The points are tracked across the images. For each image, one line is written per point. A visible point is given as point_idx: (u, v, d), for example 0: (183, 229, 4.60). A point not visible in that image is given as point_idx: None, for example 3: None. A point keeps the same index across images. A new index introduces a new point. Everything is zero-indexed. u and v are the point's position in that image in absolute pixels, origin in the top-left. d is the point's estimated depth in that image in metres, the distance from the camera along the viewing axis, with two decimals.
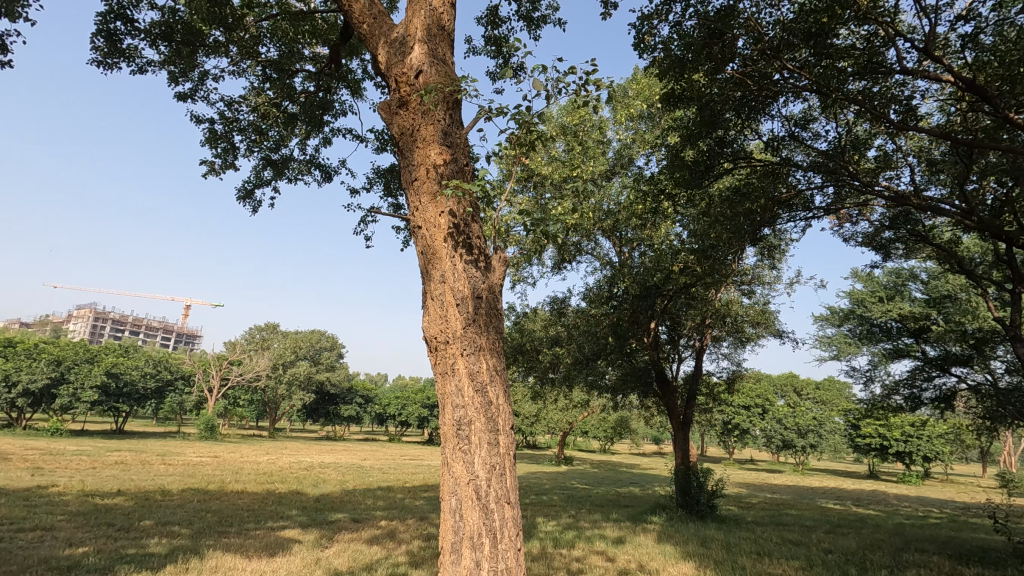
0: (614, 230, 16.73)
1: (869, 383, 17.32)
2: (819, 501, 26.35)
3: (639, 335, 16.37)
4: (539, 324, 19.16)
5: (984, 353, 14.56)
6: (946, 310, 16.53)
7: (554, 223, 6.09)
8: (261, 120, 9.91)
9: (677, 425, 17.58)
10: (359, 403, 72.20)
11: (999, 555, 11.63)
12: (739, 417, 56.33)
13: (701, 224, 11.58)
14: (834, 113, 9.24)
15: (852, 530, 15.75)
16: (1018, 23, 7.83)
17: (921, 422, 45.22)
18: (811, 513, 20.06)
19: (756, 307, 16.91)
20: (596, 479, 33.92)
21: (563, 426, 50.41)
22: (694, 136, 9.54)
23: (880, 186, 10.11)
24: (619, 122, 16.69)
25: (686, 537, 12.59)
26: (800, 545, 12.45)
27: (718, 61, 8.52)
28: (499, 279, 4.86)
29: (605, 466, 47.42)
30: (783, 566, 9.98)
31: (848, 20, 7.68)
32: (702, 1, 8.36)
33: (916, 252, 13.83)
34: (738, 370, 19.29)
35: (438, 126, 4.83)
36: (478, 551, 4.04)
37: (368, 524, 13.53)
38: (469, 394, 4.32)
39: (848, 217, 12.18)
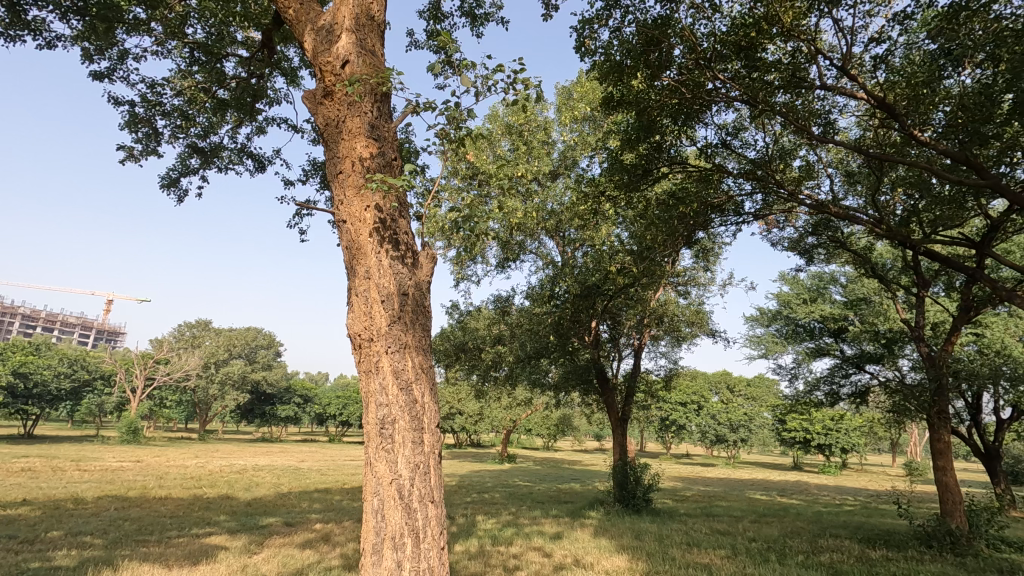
0: (557, 231, 16.93)
1: (793, 380, 18.39)
2: (747, 492, 27.75)
3: (581, 334, 16.92)
4: (482, 323, 19.09)
5: (894, 352, 15.84)
6: (862, 311, 17.78)
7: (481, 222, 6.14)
8: (187, 105, 9.41)
9: (616, 421, 18.11)
10: (297, 403, 69.76)
11: (902, 537, 12.64)
12: (676, 413, 58.23)
13: (639, 226, 11.94)
14: (761, 123, 9.71)
15: (775, 519, 16.69)
16: (925, 48, 8.48)
17: (840, 417, 48.51)
18: (739, 504, 21.06)
19: (691, 308, 17.64)
20: (539, 476, 34.27)
21: (507, 424, 50.60)
22: (633, 141, 9.81)
23: (804, 195, 10.69)
24: (564, 123, 16.96)
25: (621, 531, 12.96)
26: (727, 535, 13.07)
27: (654, 68, 8.78)
28: (427, 276, 4.83)
29: (547, 463, 48.09)
30: (710, 555, 10.46)
31: (775, 36, 8.11)
32: (640, 9, 8.52)
33: (836, 257, 14.77)
34: (674, 368, 19.96)
35: (365, 119, 4.73)
36: (399, 552, 3.99)
37: (301, 528, 13.10)
38: (393, 393, 4.25)
39: (776, 223, 12.90)
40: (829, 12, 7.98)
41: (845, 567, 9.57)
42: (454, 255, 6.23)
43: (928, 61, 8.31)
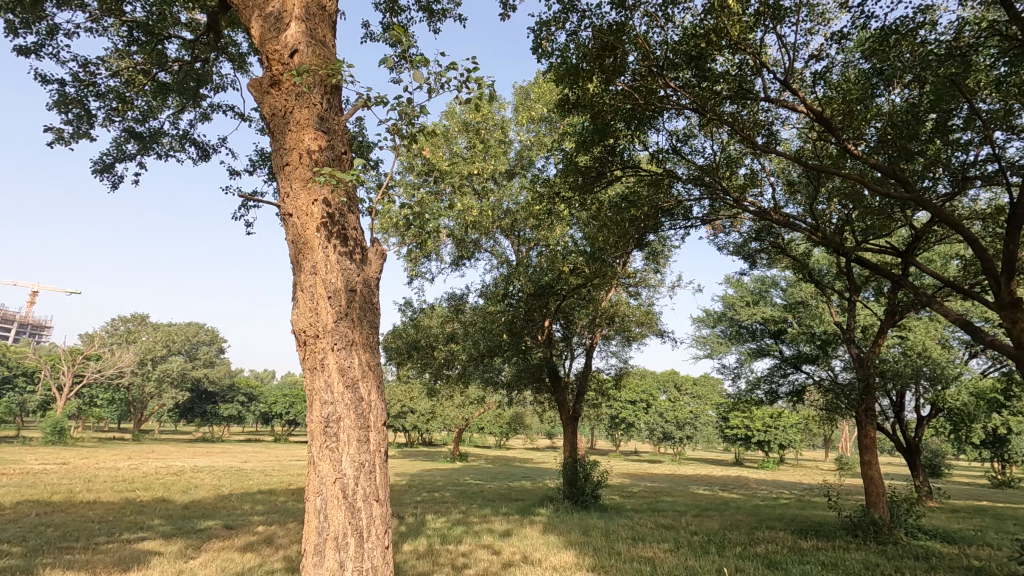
0: (512, 230, 16.99)
1: (736, 379, 19.16)
2: (691, 487, 28.70)
3: (534, 333, 17.14)
4: (435, 321, 18.90)
5: (828, 353, 16.77)
6: (800, 314, 18.73)
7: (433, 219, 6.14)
8: (124, 87, 8.91)
9: (566, 419, 18.38)
10: (241, 402, 67.18)
11: (831, 528, 13.39)
12: (626, 411, 59.49)
13: (592, 227, 12.15)
14: (710, 131, 10.06)
15: (716, 513, 17.34)
16: (859, 67, 9.00)
17: (778, 414, 50.92)
18: (683, 499, 21.76)
19: (642, 308, 18.08)
20: (490, 475, 34.31)
21: (460, 422, 50.39)
22: (587, 143, 9.98)
23: (748, 201, 11.15)
24: (521, 123, 17.05)
25: (569, 527, 13.15)
26: (670, 529, 13.49)
27: (609, 73, 8.95)
28: (376, 273, 4.79)
29: (498, 461, 48.18)
30: (653, 548, 10.77)
31: (724, 48, 8.41)
32: (597, 14, 8.65)
33: (777, 262, 15.46)
34: (624, 367, 20.40)
35: (313, 111, 4.63)
36: (342, 552, 3.94)
37: (242, 531, 12.65)
38: (339, 390, 4.17)
39: (722, 228, 13.41)
40: (773, 28, 8.36)
41: (778, 557, 10.05)
42: (406, 251, 6.21)
43: (862, 80, 8.83)
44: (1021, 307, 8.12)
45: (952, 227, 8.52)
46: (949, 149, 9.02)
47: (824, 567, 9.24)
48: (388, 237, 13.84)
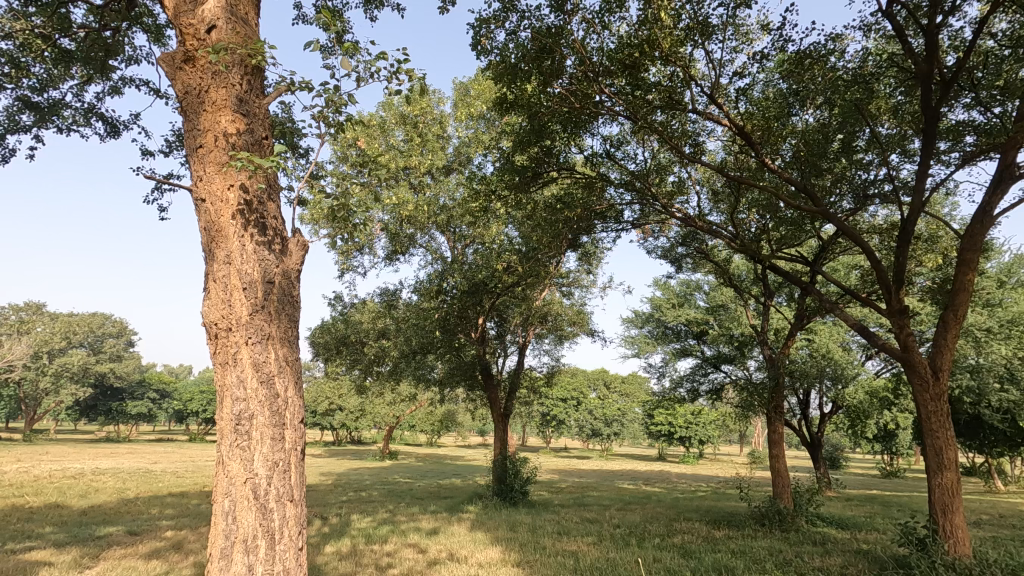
0: (448, 226, 16.85)
1: (661, 377, 20.03)
2: (616, 482, 29.74)
3: (467, 330, 17.06)
4: (366, 317, 18.41)
5: (744, 353, 18.03)
6: (721, 317, 19.81)
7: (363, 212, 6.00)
8: (19, 52, 8.07)
9: (498, 416, 18.53)
10: (151, 399, 62.68)
11: (741, 517, 14.27)
12: (557, 408, 60.53)
13: (527, 226, 12.26)
14: (641, 138, 10.41)
15: (638, 506, 18.01)
16: (777, 86, 9.60)
17: (698, 411, 53.72)
18: (609, 494, 22.46)
19: (574, 308, 18.51)
20: (419, 473, 33.91)
21: (390, 420, 49.42)
22: (524, 143, 10.05)
23: (675, 208, 11.64)
24: (460, 119, 16.95)
25: (497, 523, 13.24)
26: (594, 523, 13.89)
27: (547, 75, 9.07)
28: (296, 264, 4.63)
29: (429, 459, 47.73)
30: (578, 542, 11.06)
31: (656, 59, 8.72)
32: (536, 15, 8.70)
33: (701, 267, 16.24)
34: (556, 365, 20.78)
35: (232, 91, 4.40)
36: (251, 555, 3.80)
37: (148, 537, 11.80)
38: (252, 386, 3.99)
39: (652, 232, 13.94)
40: (702, 43, 8.76)
41: (693, 547, 10.59)
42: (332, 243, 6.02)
43: (779, 99, 9.45)
44: (907, 314, 9.01)
45: (852, 240, 9.27)
46: (853, 168, 9.83)
47: (734, 554, 9.84)
48: (318, 227, 13.35)
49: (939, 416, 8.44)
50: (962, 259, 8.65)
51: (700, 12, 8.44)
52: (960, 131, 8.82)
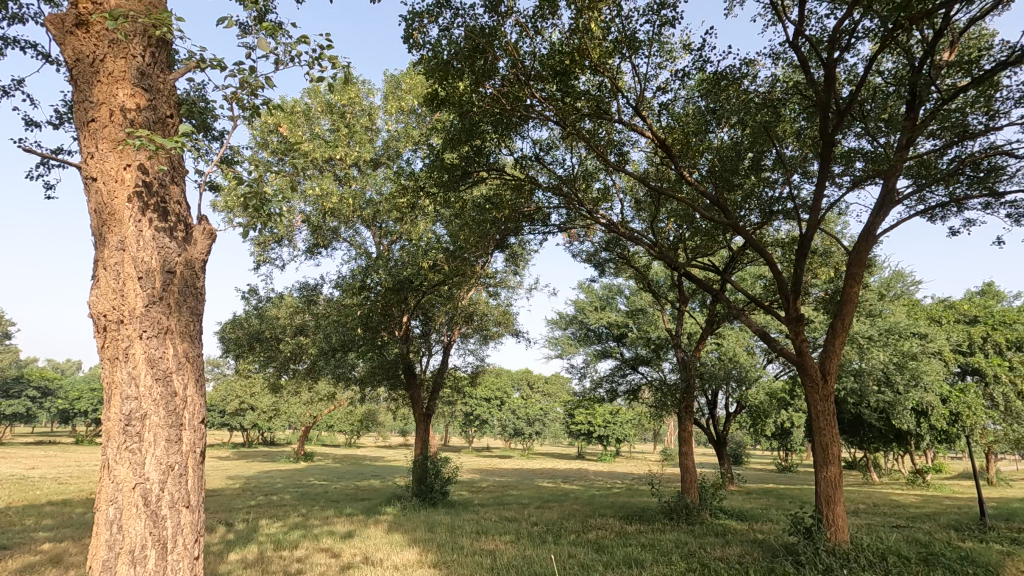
0: (374, 221, 16.44)
1: (582, 378, 20.62)
2: (536, 480, 30.28)
3: (391, 327, 16.74)
4: (283, 312, 17.53)
5: (660, 355, 19.17)
6: (640, 320, 20.68)
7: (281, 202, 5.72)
8: None
9: (420, 416, 18.32)
10: (30, 397, 56.39)
11: (652, 512, 14.94)
12: (481, 408, 60.56)
13: (455, 224, 12.18)
14: (569, 144, 10.65)
15: (556, 504, 18.40)
16: (696, 104, 10.14)
17: (616, 411, 55.80)
18: (528, 492, 22.79)
19: (500, 308, 18.67)
20: (336, 475, 32.81)
21: (307, 420, 47.40)
22: (454, 141, 9.99)
23: (600, 214, 12.00)
24: (390, 113, 16.62)
25: (415, 524, 13.05)
26: (513, 521, 14.04)
27: (479, 74, 9.05)
28: (200, 254, 4.33)
29: (347, 460, 46.33)
30: (496, 541, 11.12)
31: (586, 68, 8.96)
32: (470, 14, 8.67)
33: (623, 272, 16.88)
34: (480, 364, 20.80)
35: (131, 63, 4.08)
36: (138, 566, 3.50)
37: (19, 551, 10.57)
38: (145, 384, 3.69)
39: (577, 237, 14.32)
40: (629, 57, 9.10)
41: (606, 542, 10.96)
42: (249, 233, 5.69)
43: (697, 116, 10.00)
44: (802, 322, 9.81)
45: (758, 251, 9.94)
46: (761, 185, 10.56)
47: (643, 547, 10.29)
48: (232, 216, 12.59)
49: (826, 415, 9.25)
50: (849, 273, 9.54)
51: (628, 26, 8.76)
52: (851, 156, 9.74)
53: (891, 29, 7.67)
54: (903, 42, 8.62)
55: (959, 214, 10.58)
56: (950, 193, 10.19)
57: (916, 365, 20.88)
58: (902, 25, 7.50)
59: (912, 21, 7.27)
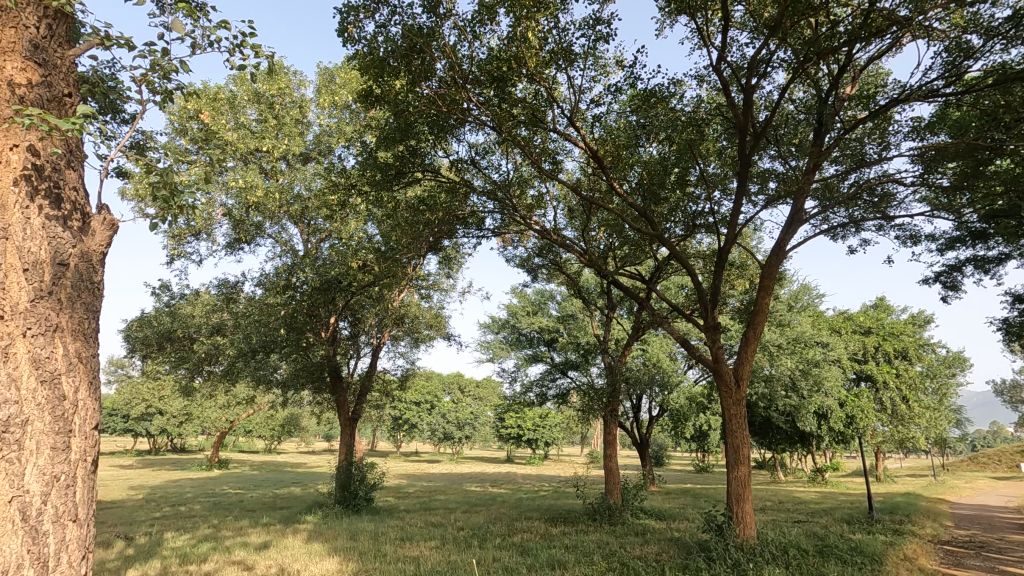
0: (302, 217, 15.85)
1: (513, 382, 20.80)
2: (464, 485, 30.10)
3: (317, 328, 16.16)
4: (198, 310, 16.48)
5: (588, 360, 19.47)
6: (570, 326, 21.12)
7: (195, 193, 5.40)
8: None
9: (345, 420, 17.82)
10: None
11: (576, 514, 15.26)
12: (410, 412, 59.50)
13: (387, 224, 11.94)
14: (505, 149, 10.73)
15: (483, 508, 18.39)
16: (628, 118, 10.52)
17: (545, 414, 56.63)
18: (455, 497, 22.65)
19: (432, 311, 18.49)
20: (252, 482, 31.10)
21: (222, 425, 44.69)
22: (389, 139, 9.83)
23: (533, 220, 12.17)
24: (322, 106, 16.09)
25: (336, 533, 12.65)
26: (438, 526, 13.90)
27: (415, 74, 8.95)
28: (99, 246, 4.02)
29: (266, 467, 44.03)
30: (419, 547, 10.96)
31: (523, 76, 9.08)
32: (408, 12, 8.56)
33: (554, 278, 17.17)
34: (410, 368, 20.47)
35: (23, 34, 3.71)
36: None
37: None
38: (27, 386, 3.35)
39: (512, 241, 14.46)
40: (565, 68, 9.31)
41: (531, 544, 11.06)
42: (158, 226, 5.32)
43: (629, 129, 10.37)
44: (718, 330, 10.39)
45: (682, 262, 10.41)
46: (685, 200, 11.12)
47: (567, 549, 10.49)
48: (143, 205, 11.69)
49: (738, 419, 9.84)
50: (762, 285, 10.22)
51: (564, 39, 8.96)
52: (766, 177, 10.46)
53: (802, 61, 8.32)
54: (813, 74, 9.36)
55: (856, 234, 11.64)
56: (850, 215, 11.18)
57: (818, 372, 22.68)
58: (812, 59, 8.16)
59: (820, 56, 7.94)
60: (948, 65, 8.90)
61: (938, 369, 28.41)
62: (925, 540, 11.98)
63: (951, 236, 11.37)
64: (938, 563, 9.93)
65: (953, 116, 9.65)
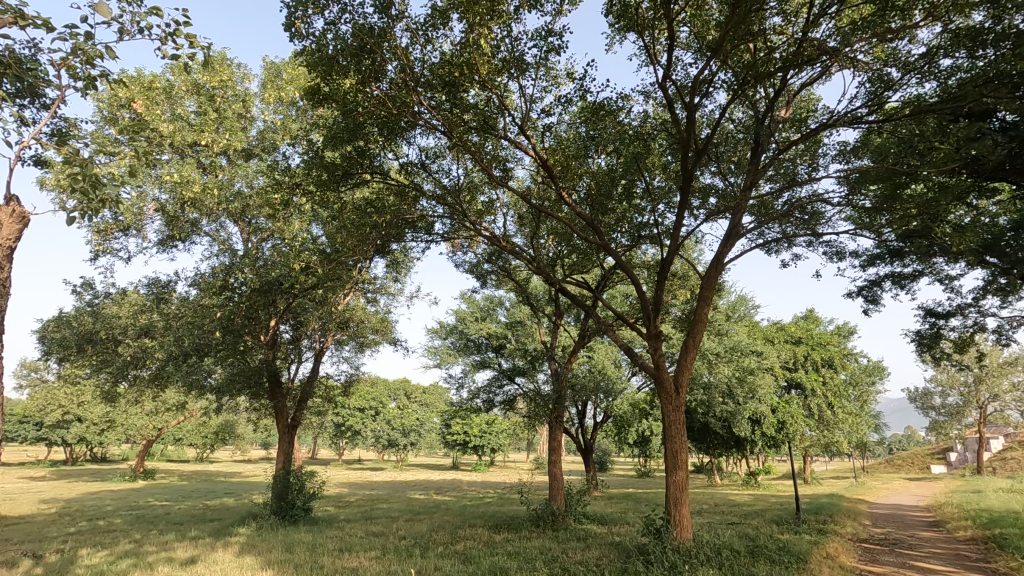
0: (243, 216, 15.24)
1: (460, 389, 20.67)
2: (408, 493, 29.60)
3: (256, 331, 15.52)
4: (125, 310, 15.51)
5: (536, 367, 19.58)
6: (518, 332, 21.20)
7: (120, 186, 5.04)
8: None
9: (284, 427, 17.18)
10: None
11: (520, 520, 15.28)
12: (353, 419, 57.96)
13: (332, 226, 11.64)
14: (456, 154, 10.71)
15: (427, 516, 18.12)
16: (577, 129, 10.73)
17: (491, 421, 56.59)
18: (398, 505, 22.23)
19: (378, 315, 18.17)
20: (180, 494, 29.41)
21: (149, 434, 42.12)
22: (336, 139, 9.60)
23: (483, 226, 12.17)
24: (267, 102, 15.58)
25: (270, 545, 12.13)
26: (380, 536, 13.59)
27: (365, 74, 8.81)
28: (4, 238, 3.94)
29: (196, 477, 41.73)
30: (359, 558, 10.67)
31: (475, 83, 9.10)
32: (359, 11, 8.42)
33: (503, 284, 17.23)
34: (354, 373, 19.98)
35: None
36: None
37: None
38: None
39: (461, 247, 14.43)
40: (516, 77, 9.40)
41: (474, 552, 10.99)
42: (74, 220, 4.90)
43: (578, 141, 10.58)
44: (660, 338, 10.70)
45: (627, 272, 10.65)
46: (631, 211, 11.41)
47: (509, 556, 10.46)
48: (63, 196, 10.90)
49: (677, 424, 10.14)
50: (702, 296, 10.61)
51: (516, 48, 9.05)
52: (707, 192, 10.90)
53: (741, 83, 8.76)
54: (751, 96, 9.84)
55: (788, 249, 12.30)
56: (783, 231, 11.80)
57: (752, 379, 23.79)
58: (750, 82, 8.59)
59: (757, 79, 8.37)
60: (870, 95, 9.58)
61: (860, 377, 30.34)
62: (846, 539, 12.72)
63: (872, 253, 12.20)
64: (856, 560, 10.56)
65: (875, 141, 10.37)
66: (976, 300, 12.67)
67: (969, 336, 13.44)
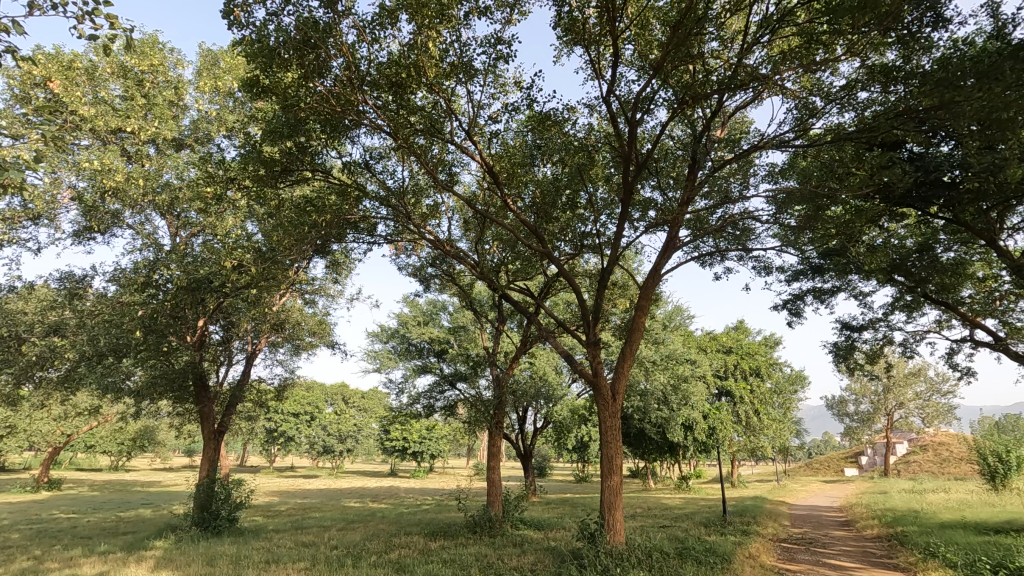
0: (171, 209, 14.42)
1: (400, 394, 20.33)
2: (343, 501, 28.70)
3: (182, 331, 14.65)
4: (32, 306, 14.27)
5: (477, 372, 19.52)
6: (460, 336, 21.09)
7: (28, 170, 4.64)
8: None
9: (210, 433, 16.29)
10: None
11: (457, 528, 15.15)
12: (286, 424, 55.66)
13: (269, 223, 11.19)
14: (401, 156, 10.55)
15: (360, 524, 17.65)
16: (524, 137, 10.83)
17: (431, 426, 55.83)
18: (331, 513, 21.54)
19: (316, 317, 17.63)
20: (90, 505, 27.21)
21: (56, 440, 38.71)
22: (275, 134, 9.25)
23: (427, 230, 12.06)
24: (202, 90, 14.85)
25: (190, 558, 11.46)
26: (310, 546, 13.12)
27: (308, 69, 8.56)
28: None
29: (109, 487, 38.77)
30: (287, 570, 10.25)
31: (422, 85, 9.02)
32: (303, 4, 8.18)
33: (447, 288, 17.14)
34: (289, 377, 19.26)
35: None
36: None
37: None
38: None
39: (404, 250, 14.22)
40: (464, 82, 9.41)
41: (408, 560, 10.79)
42: None
43: (524, 148, 10.68)
44: (599, 345, 10.93)
45: (569, 280, 10.80)
46: (575, 220, 11.61)
47: (445, 563, 10.34)
48: None
49: (613, 431, 10.37)
50: (640, 305, 10.92)
51: (465, 53, 9.06)
52: (646, 205, 11.27)
53: (680, 102, 9.12)
54: (689, 115, 10.28)
55: (721, 263, 12.86)
56: (716, 245, 12.35)
57: (686, 387, 24.73)
58: (689, 101, 8.97)
59: (695, 99, 8.75)
60: (797, 121, 10.21)
61: (784, 386, 32.13)
62: (767, 539, 13.42)
63: (797, 269, 12.97)
64: (775, 559, 11.13)
65: (800, 164, 11.05)
66: (886, 314, 13.75)
67: (879, 348, 14.52)
